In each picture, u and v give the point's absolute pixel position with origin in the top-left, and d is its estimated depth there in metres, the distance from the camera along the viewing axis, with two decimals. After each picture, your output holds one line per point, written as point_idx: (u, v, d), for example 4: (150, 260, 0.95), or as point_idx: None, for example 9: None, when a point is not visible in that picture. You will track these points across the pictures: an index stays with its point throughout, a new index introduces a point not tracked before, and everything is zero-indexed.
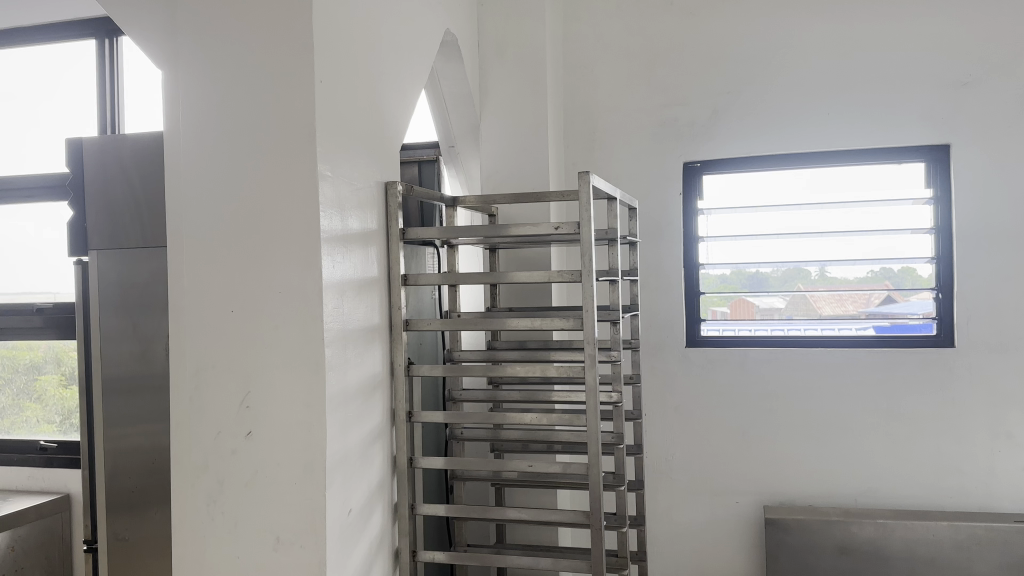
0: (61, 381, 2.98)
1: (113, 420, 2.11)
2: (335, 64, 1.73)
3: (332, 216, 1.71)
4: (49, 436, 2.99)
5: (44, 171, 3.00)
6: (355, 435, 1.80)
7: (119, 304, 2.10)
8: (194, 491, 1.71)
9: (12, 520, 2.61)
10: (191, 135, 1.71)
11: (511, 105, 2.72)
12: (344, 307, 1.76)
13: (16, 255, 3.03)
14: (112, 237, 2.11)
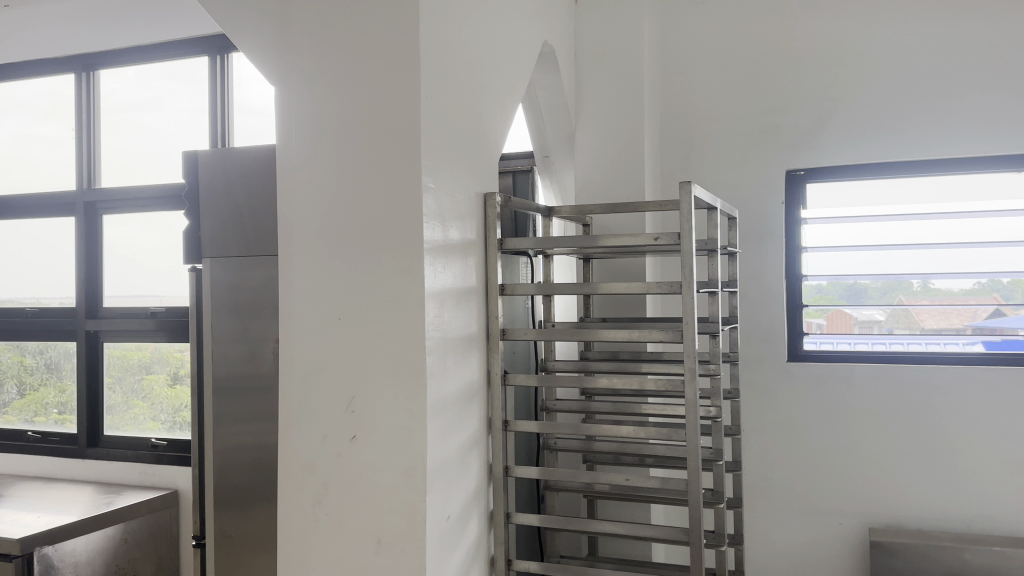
0: (163, 380, 3.13)
1: (223, 421, 2.19)
2: (439, 78, 1.76)
3: (434, 227, 1.74)
4: (156, 434, 3.14)
5: (159, 182, 3.14)
6: (454, 442, 1.82)
7: (230, 308, 2.19)
8: (302, 492, 1.77)
9: (125, 514, 2.75)
10: (300, 147, 1.77)
11: (607, 114, 2.71)
12: (444, 315, 1.79)
13: (133, 261, 3.20)
14: (223, 245, 2.20)
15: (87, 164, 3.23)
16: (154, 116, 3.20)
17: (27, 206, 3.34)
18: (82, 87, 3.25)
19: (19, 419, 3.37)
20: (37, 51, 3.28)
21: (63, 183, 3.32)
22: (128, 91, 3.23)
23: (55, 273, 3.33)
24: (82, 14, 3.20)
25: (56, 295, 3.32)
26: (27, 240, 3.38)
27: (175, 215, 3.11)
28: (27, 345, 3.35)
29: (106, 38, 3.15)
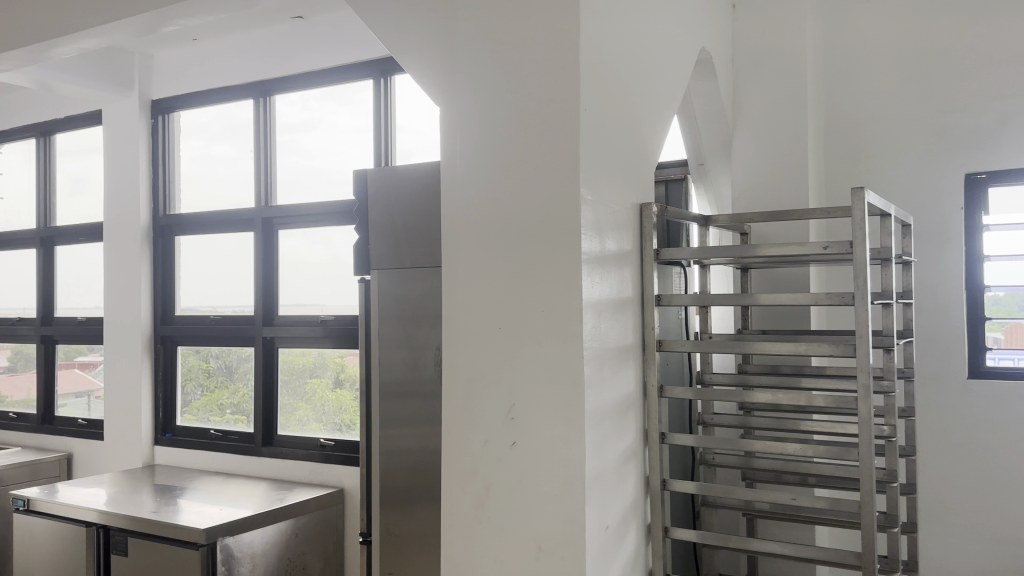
0: (325, 385, 3.36)
1: (388, 422, 2.30)
2: (598, 90, 1.76)
3: (592, 238, 1.73)
4: (320, 434, 3.34)
5: (326, 198, 3.33)
6: (611, 454, 1.81)
7: (397, 317, 2.30)
8: (465, 494, 1.83)
9: (296, 510, 2.93)
10: (464, 161, 1.83)
11: (767, 120, 2.63)
12: (602, 326, 1.78)
13: (304, 272, 3.42)
14: (391, 257, 2.31)
15: (264, 183, 3.47)
16: (320, 136, 3.39)
17: (212, 223, 3.62)
18: (259, 111, 3.48)
19: (201, 416, 3.67)
20: (219, 79, 3.54)
21: (243, 200, 3.58)
22: (292, 113, 3.46)
23: (235, 285, 3.61)
24: (258, 42, 3.42)
25: (229, 304, 3.62)
26: (211, 253, 3.68)
27: (332, 229, 3.33)
28: (209, 350, 3.67)
29: (280, 65, 3.36)
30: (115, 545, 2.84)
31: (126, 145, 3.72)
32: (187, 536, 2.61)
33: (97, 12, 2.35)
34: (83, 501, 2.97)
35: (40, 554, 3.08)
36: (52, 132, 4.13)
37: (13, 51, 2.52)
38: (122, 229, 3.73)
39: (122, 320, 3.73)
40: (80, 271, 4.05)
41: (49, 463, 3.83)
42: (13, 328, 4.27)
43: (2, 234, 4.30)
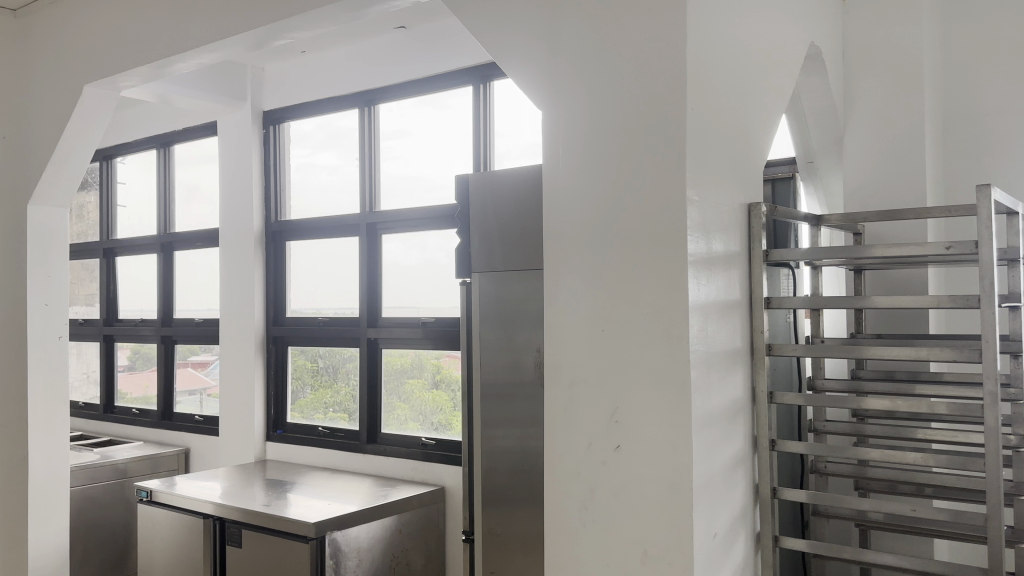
0: (423, 385, 3.44)
1: (490, 423, 2.33)
2: (704, 90, 1.73)
3: (699, 239, 1.70)
4: (417, 434, 3.43)
5: (427, 203, 3.40)
6: (718, 460, 1.77)
7: (498, 320, 2.32)
8: (569, 496, 1.83)
9: (399, 507, 3.00)
10: (567, 164, 1.83)
11: (881, 115, 2.52)
12: (708, 330, 1.74)
13: (405, 275, 3.50)
14: (492, 260, 2.34)
15: (369, 189, 3.57)
16: (417, 143, 3.47)
17: (318, 228, 3.75)
18: (364, 119, 3.59)
19: (309, 414, 3.81)
20: (325, 90, 3.67)
21: (349, 206, 3.70)
22: (390, 120, 3.57)
23: (341, 288, 3.73)
24: (363, 53, 3.52)
25: (331, 306, 3.77)
26: (318, 257, 3.82)
27: (427, 233, 3.42)
28: (317, 351, 3.80)
29: (384, 75, 3.45)
30: (230, 537, 2.98)
31: (239, 154, 3.90)
32: (297, 529, 2.72)
33: (213, 28, 2.46)
34: (200, 493, 3.13)
35: (161, 542, 3.25)
36: (171, 143, 4.37)
37: (137, 69, 2.68)
38: (236, 235, 3.92)
39: (236, 322, 3.91)
40: (197, 275, 4.27)
41: (169, 457, 4.05)
42: (136, 329, 4.54)
43: (127, 240, 4.59)
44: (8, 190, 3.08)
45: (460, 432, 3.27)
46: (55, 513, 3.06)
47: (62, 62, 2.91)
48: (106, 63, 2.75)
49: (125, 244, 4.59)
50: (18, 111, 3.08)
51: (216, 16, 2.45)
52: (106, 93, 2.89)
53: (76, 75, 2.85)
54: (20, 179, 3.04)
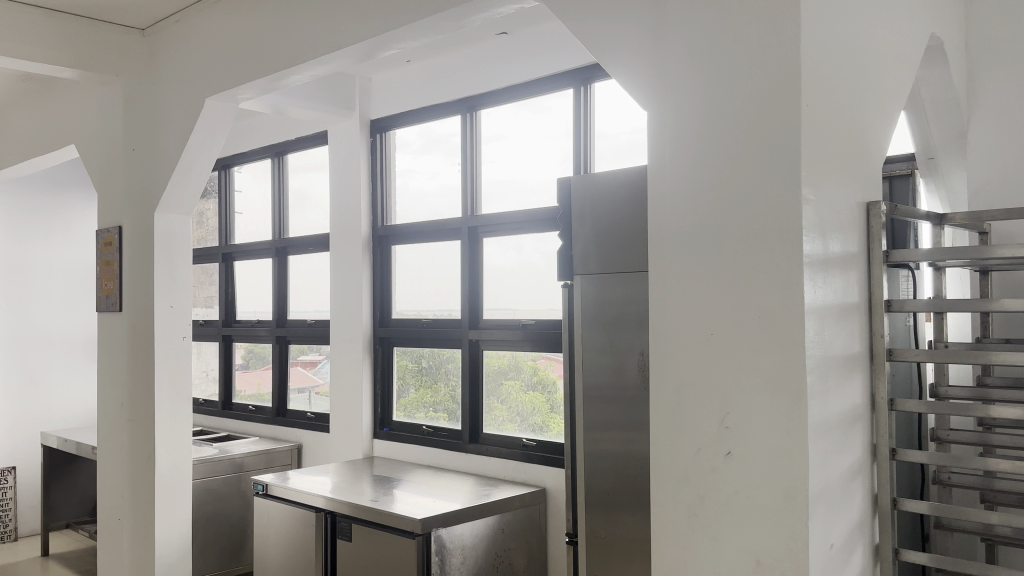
0: (521, 386, 3.48)
1: (594, 426, 2.31)
2: (820, 87, 1.68)
3: (815, 240, 1.66)
4: (513, 434, 3.48)
5: (527, 206, 3.42)
6: (836, 468, 1.72)
7: (600, 322, 2.31)
8: (677, 502, 1.81)
9: (502, 507, 3.03)
10: (674, 166, 1.81)
11: (1010, 109, 2.42)
12: (824, 334, 1.69)
13: (504, 278, 3.55)
14: (594, 263, 2.32)
15: (470, 194, 3.63)
16: (515, 147, 3.51)
17: (422, 233, 3.85)
18: (466, 126, 3.64)
19: (413, 413, 3.91)
20: (428, 97, 3.76)
21: (451, 210, 3.77)
22: (488, 124, 3.62)
23: (443, 290, 3.81)
24: (466, 60, 3.59)
25: (432, 308, 3.86)
26: (423, 261, 3.90)
27: (523, 237, 3.46)
28: (421, 352, 3.89)
29: (486, 81, 3.50)
30: (340, 530, 3.09)
31: (348, 162, 4.04)
32: (405, 525, 2.79)
33: (325, 41, 2.56)
34: (312, 488, 3.26)
35: (275, 534, 3.40)
36: (284, 152, 4.56)
37: (255, 82, 2.81)
38: (345, 239, 4.07)
39: (345, 324, 4.05)
40: (309, 278, 4.45)
41: (283, 453, 4.23)
42: (252, 329, 4.77)
43: (244, 245, 4.82)
44: (137, 199, 3.29)
45: (560, 433, 3.29)
46: (179, 503, 3.25)
47: (186, 78, 3.08)
48: (226, 78, 2.90)
49: (242, 249, 4.83)
50: (146, 126, 3.29)
51: (327, 29, 2.55)
52: (224, 106, 3.05)
53: (199, 90, 3.01)
54: (149, 189, 3.24)
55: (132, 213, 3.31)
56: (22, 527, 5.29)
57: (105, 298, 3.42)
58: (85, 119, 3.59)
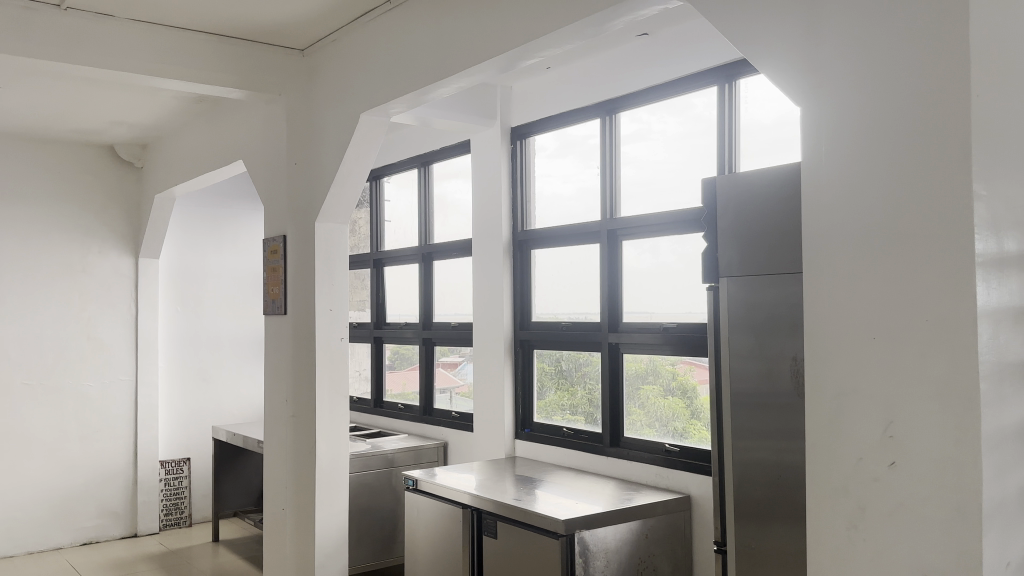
0: (660, 391, 3.45)
1: (741, 433, 2.25)
2: (991, 77, 1.58)
3: (988, 238, 1.56)
4: (651, 439, 3.46)
5: (666, 209, 3.39)
6: (1014, 480, 1.61)
7: (749, 326, 2.23)
8: (835, 513, 1.74)
9: (645, 511, 3.02)
10: (829, 164, 1.75)
11: None
12: (1000, 338, 1.59)
13: (643, 281, 3.53)
14: (741, 265, 2.25)
15: (609, 197, 3.64)
16: (652, 147, 3.50)
17: (560, 237, 3.89)
18: (606, 129, 3.66)
19: (553, 415, 3.95)
20: (568, 102, 3.80)
21: (587, 214, 3.80)
22: (627, 126, 3.62)
23: (583, 293, 3.83)
24: (606, 64, 3.60)
25: (568, 311, 3.90)
26: (564, 264, 3.93)
27: (661, 238, 3.43)
28: (561, 355, 3.93)
29: (626, 84, 3.50)
30: (486, 528, 3.17)
31: (491, 169, 4.15)
32: (550, 525, 2.84)
33: (472, 53, 2.66)
34: (458, 485, 3.37)
35: (424, 528, 3.54)
36: (430, 161, 4.74)
37: (405, 96, 2.96)
38: (487, 243, 4.17)
39: (488, 326, 4.15)
40: (453, 283, 4.60)
41: (430, 450, 4.39)
42: (400, 332, 4.99)
43: (393, 251, 5.05)
44: (299, 210, 3.53)
45: (702, 439, 3.24)
46: (337, 495, 3.44)
47: (342, 95, 3.28)
48: (379, 93, 3.07)
49: (391, 254, 5.06)
50: (307, 141, 3.53)
51: (474, 42, 2.64)
52: (377, 121, 3.22)
53: (355, 106, 3.20)
54: (311, 200, 3.47)
55: (293, 223, 3.55)
56: (196, 513, 5.76)
57: (272, 302, 3.67)
58: (252, 136, 3.88)
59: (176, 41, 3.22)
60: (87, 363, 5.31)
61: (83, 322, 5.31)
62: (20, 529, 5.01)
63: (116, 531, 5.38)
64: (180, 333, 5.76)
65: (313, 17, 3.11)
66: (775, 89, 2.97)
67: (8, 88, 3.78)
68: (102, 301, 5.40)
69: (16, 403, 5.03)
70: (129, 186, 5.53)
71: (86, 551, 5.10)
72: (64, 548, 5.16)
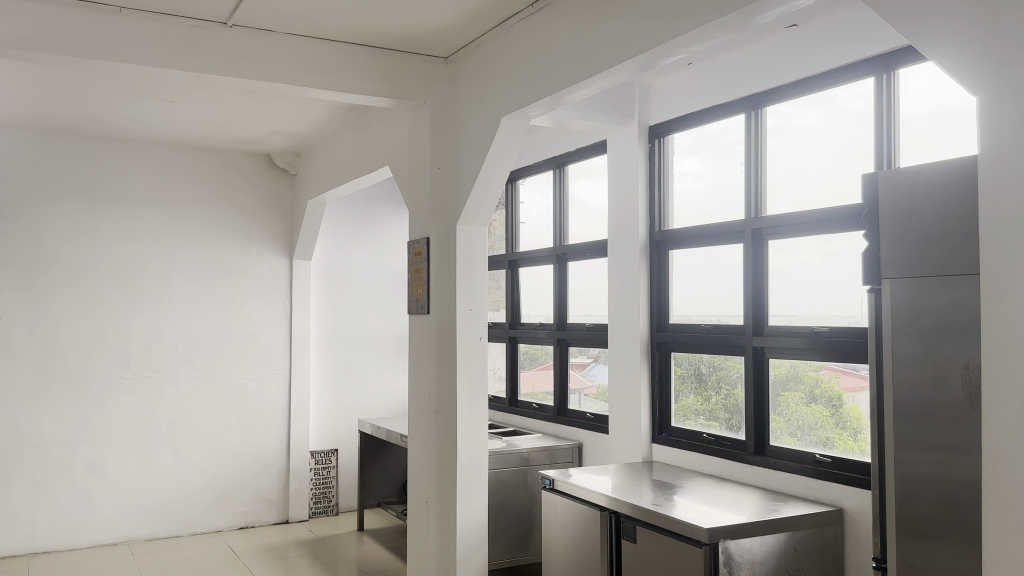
0: (800, 398, 3.33)
1: (906, 446, 2.08)
2: None
3: None
4: (791, 448, 3.34)
5: (812, 208, 3.24)
6: None
7: (915, 333, 2.05)
8: (1017, 533, 1.59)
9: (793, 524, 2.89)
10: (1015, 157, 1.60)
11: None
12: None
13: (786, 282, 3.39)
14: (908, 265, 2.07)
15: (755, 194, 3.50)
16: (797, 143, 3.35)
17: (700, 236, 3.80)
18: (752, 125, 3.53)
19: (691, 420, 3.86)
20: (710, 99, 3.70)
21: (721, 212, 3.74)
22: (772, 122, 3.48)
23: (724, 295, 3.71)
24: (752, 59, 3.48)
25: (707, 313, 3.80)
26: (704, 265, 3.83)
27: (804, 237, 3.30)
28: (700, 359, 3.83)
29: (773, 78, 3.37)
30: (625, 532, 3.13)
31: (627, 169, 4.10)
32: (693, 533, 2.77)
33: (614, 53, 2.64)
34: (596, 487, 3.35)
35: (561, 529, 3.55)
36: (565, 163, 4.75)
37: (545, 99, 2.97)
38: (623, 244, 4.13)
39: (625, 327, 4.11)
40: (589, 284, 4.58)
41: (565, 450, 4.39)
42: (534, 332, 5.01)
43: (529, 253, 5.09)
44: (442, 213, 3.63)
45: (846, 450, 3.10)
46: (477, 492, 3.51)
47: (484, 99, 3.34)
48: (519, 97, 3.10)
49: (527, 255, 5.10)
50: (449, 146, 3.62)
51: (616, 41, 2.62)
52: (518, 124, 3.26)
53: (495, 110, 3.26)
54: (453, 203, 3.56)
55: (436, 225, 3.65)
56: (342, 503, 6.04)
57: (415, 302, 3.79)
58: (398, 142, 4.03)
59: (327, 53, 3.39)
60: (245, 358, 5.67)
61: (242, 320, 5.68)
62: (186, 510, 5.42)
63: (270, 517, 5.71)
64: (328, 330, 6.04)
65: (456, 24, 3.19)
66: (938, 78, 2.77)
67: (180, 101, 4.10)
68: (259, 299, 5.75)
69: (183, 393, 5.44)
70: (283, 192, 5.86)
71: (243, 534, 5.44)
72: (224, 530, 5.54)
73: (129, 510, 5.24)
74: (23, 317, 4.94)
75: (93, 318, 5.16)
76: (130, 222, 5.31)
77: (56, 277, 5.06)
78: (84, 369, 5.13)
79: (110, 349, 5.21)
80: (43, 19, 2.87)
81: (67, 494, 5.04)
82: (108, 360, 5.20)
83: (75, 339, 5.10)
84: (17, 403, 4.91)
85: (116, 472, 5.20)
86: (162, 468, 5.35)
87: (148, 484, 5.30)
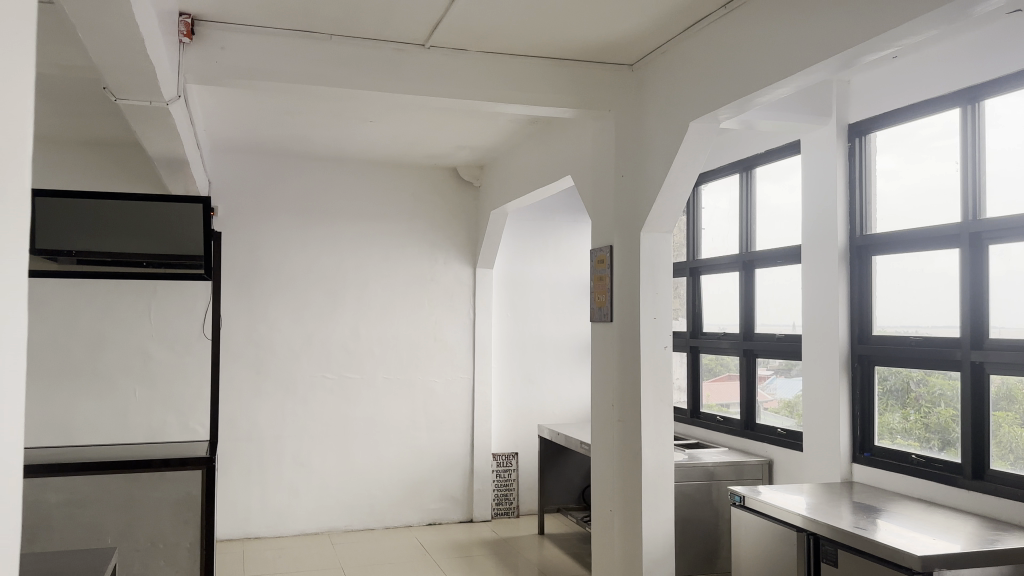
0: (1014, 419, 3.04)
1: None
2: None
3: None
4: (1003, 473, 3.06)
5: None
6: None
7: None
8: None
9: (1019, 556, 2.62)
10: None
11: None
12: None
13: (1006, 292, 3.08)
14: None
15: (972, 194, 3.20)
16: (1015, 138, 3.05)
17: (905, 241, 3.53)
18: (967, 119, 3.23)
19: (894, 439, 3.59)
20: (918, 94, 3.45)
21: (925, 215, 3.47)
22: (987, 116, 3.18)
23: (934, 304, 3.41)
24: (967, 48, 3.21)
25: (915, 324, 3.52)
26: (912, 273, 3.54)
27: (1018, 243, 3.02)
28: (908, 374, 3.55)
29: (992, 68, 3.09)
30: (825, 555, 2.96)
31: (824, 172, 3.90)
32: (902, 560, 2.57)
33: (813, 50, 2.51)
34: (790, 506, 3.20)
35: (753, 549, 3.40)
36: (753, 166, 4.60)
37: (735, 100, 2.89)
38: (820, 250, 3.92)
39: (822, 338, 3.89)
40: (779, 292, 4.38)
41: (754, 467, 4.22)
42: (718, 341, 4.87)
43: (712, 260, 4.96)
44: (626, 221, 3.62)
45: None
46: (662, 503, 3.46)
47: (672, 104, 3.30)
48: (708, 101, 3.04)
49: (710, 263, 4.98)
50: (633, 153, 3.59)
51: (815, 38, 2.50)
52: (707, 129, 3.19)
53: (684, 115, 3.20)
54: (637, 210, 3.53)
55: (622, 232, 3.63)
56: (523, 506, 6.15)
57: (599, 310, 3.80)
58: (582, 151, 4.06)
59: (516, 68, 3.48)
60: (431, 362, 5.93)
61: (431, 325, 5.95)
62: (379, 504, 5.73)
63: (455, 515, 5.92)
64: (509, 336, 6.20)
65: (642, 30, 3.18)
66: None
67: (378, 121, 4.36)
68: (445, 306, 6.00)
69: (377, 393, 5.77)
70: (467, 203, 6.08)
71: (430, 530, 5.68)
72: (414, 525, 5.81)
73: (330, 502, 5.62)
74: (240, 322, 5.45)
75: (299, 323, 5.60)
76: (329, 233, 5.70)
77: (267, 285, 5.53)
78: (292, 369, 5.57)
79: (314, 351, 5.63)
80: (266, 50, 3.15)
81: (276, 485, 5.49)
82: (311, 362, 5.62)
83: (284, 341, 5.56)
84: (236, 398, 5.42)
85: (318, 466, 5.60)
86: (357, 464, 5.70)
87: (346, 477, 5.66)
